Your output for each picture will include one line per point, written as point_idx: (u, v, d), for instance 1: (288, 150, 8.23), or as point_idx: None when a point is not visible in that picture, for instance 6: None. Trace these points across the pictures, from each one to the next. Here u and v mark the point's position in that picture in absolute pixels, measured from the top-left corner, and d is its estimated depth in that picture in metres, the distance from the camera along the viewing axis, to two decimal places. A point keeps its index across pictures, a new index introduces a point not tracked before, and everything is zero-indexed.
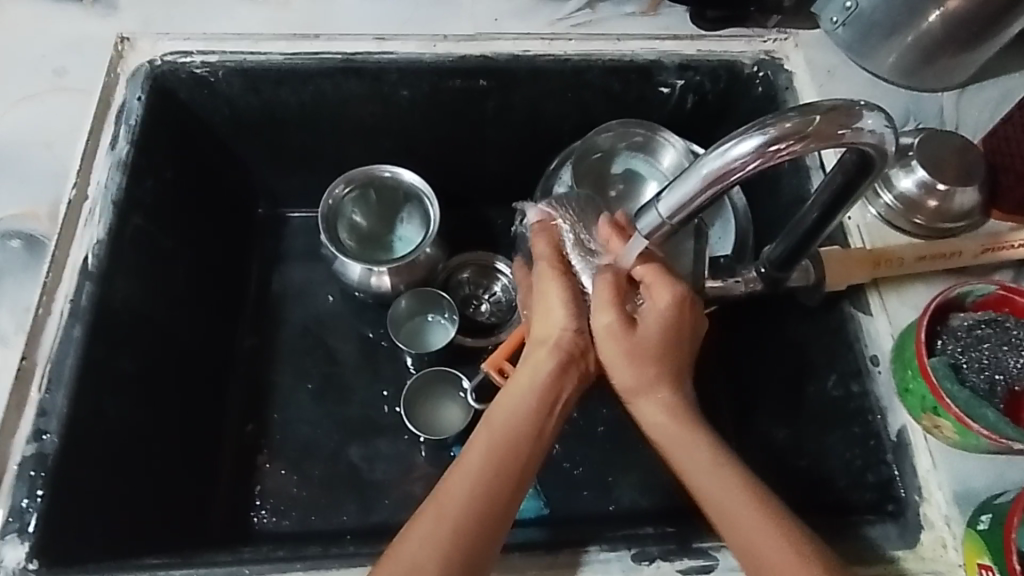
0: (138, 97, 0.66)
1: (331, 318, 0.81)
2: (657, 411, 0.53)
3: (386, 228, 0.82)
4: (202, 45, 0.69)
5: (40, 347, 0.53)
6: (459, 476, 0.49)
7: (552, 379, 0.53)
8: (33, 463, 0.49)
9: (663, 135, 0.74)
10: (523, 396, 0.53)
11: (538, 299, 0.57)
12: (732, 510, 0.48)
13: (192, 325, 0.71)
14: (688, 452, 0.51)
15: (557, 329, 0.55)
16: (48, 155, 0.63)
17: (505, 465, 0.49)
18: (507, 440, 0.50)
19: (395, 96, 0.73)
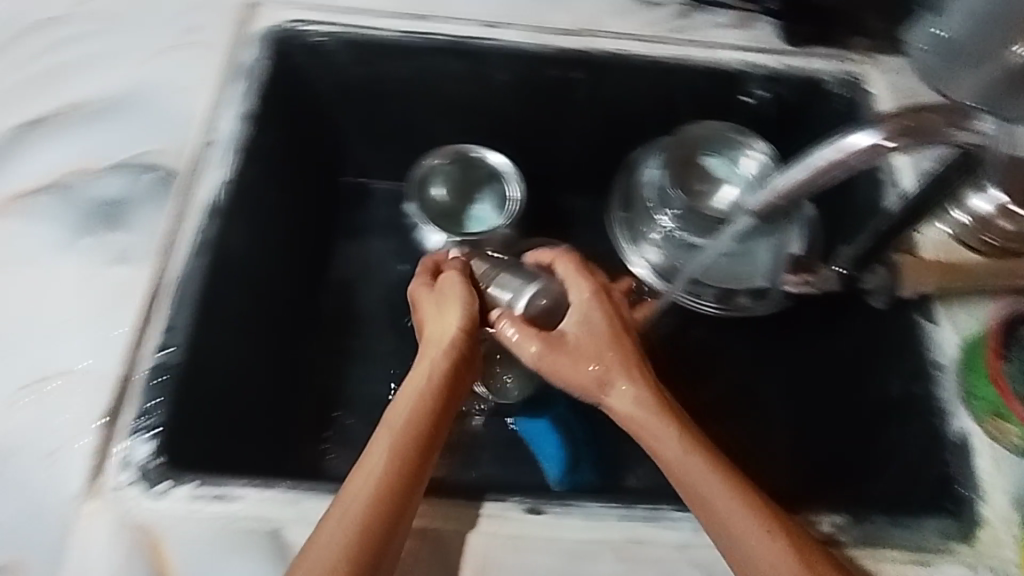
0: (259, 59, 0.69)
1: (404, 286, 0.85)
2: (626, 402, 0.55)
3: (463, 205, 0.84)
4: (322, 16, 0.73)
5: (170, 272, 0.57)
6: (350, 495, 0.49)
7: (427, 386, 0.56)
8: (159, 372, 0.53)
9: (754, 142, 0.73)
10: (410, 398, 0.55)
11: (427, 319, 0.61)
12: (701, 478, 0.51)
13: (285, 277, 0.74)
14: (661, 435, 0.53)
15: (436, 343, 0.59)
16: (178, 97, 0.65)
17: (399, 464, 0.51)
18: (393, 441, 0.52)
19: (493, 80, 0.77)
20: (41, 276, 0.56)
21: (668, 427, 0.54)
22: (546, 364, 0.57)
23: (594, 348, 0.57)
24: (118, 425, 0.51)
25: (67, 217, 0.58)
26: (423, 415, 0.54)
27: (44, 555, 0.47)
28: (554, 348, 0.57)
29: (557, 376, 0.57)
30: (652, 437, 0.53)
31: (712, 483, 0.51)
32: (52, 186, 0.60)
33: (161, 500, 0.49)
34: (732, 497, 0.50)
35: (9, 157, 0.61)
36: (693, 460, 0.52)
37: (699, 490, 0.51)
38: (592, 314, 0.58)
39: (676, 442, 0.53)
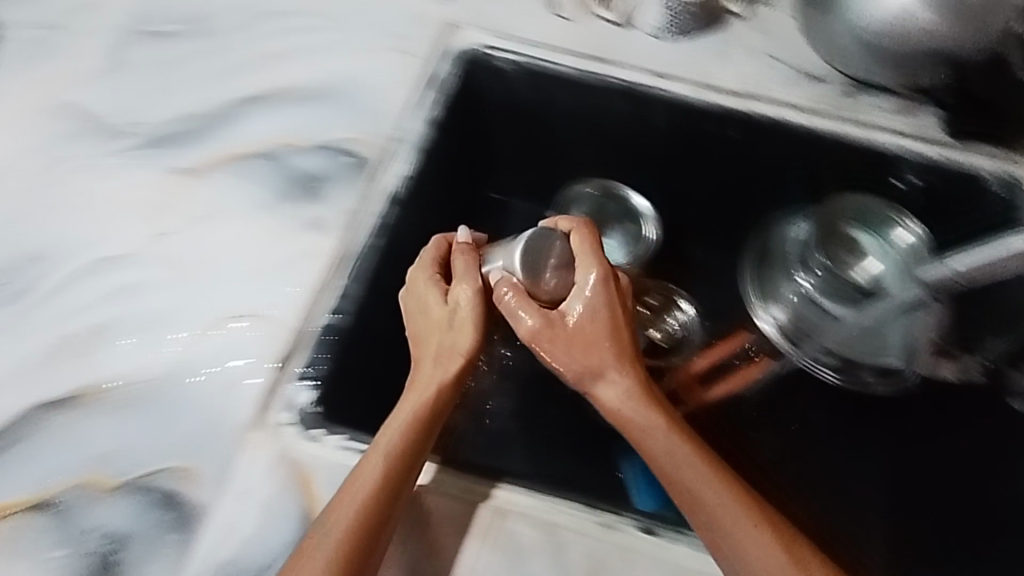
0: (453, 74, 0.77)
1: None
2: (615, 395, 0.54)
3: (592, 232, 0.81)
4: (512, 46, 0.79)
5: (352, 246, 0.63)
6: (347, 491, 0.50)
7: (421, 381, 0.55)
8: (329, 331, 0.59)
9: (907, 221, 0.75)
10: (414, 395, 0.54)
11: (420, 312, 0.59)
12: (691, 472, 0.52)
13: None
14: (648, 428, 0.53)
15: (433, 324, 0.58)
16: (379, 97, 0.73)
17: (391, 460, 0.51)
18: (392, 439, 0.52)
19: (653, 127, 0.80)
20: (241, 228, 0.63)
21: (654, 421, 0.54)
22: (542, 342, 0.56)
23: (591, 340, 0.55)
24: (290, 367, 0.57)
25: (270, 179, 0.65)
26: (423, 411, 0.54)
27: (213, 471, 0.52)
28: (551, 332, 0.56)
29: (552, 356, 0.56)
30: (640, 430, 0.53)
31: (703, 483, 0.51)
32: (259, 154, 0.67)
33: (314, 444, 0.54)
34: (719, 489, 0.51)
35: (228, 123, 0.68)
36: (682, 454, 0.52)
37: (688, 485, 0.52)
38: (597, 300, 0.55)
39: (664, 436, 0.53)
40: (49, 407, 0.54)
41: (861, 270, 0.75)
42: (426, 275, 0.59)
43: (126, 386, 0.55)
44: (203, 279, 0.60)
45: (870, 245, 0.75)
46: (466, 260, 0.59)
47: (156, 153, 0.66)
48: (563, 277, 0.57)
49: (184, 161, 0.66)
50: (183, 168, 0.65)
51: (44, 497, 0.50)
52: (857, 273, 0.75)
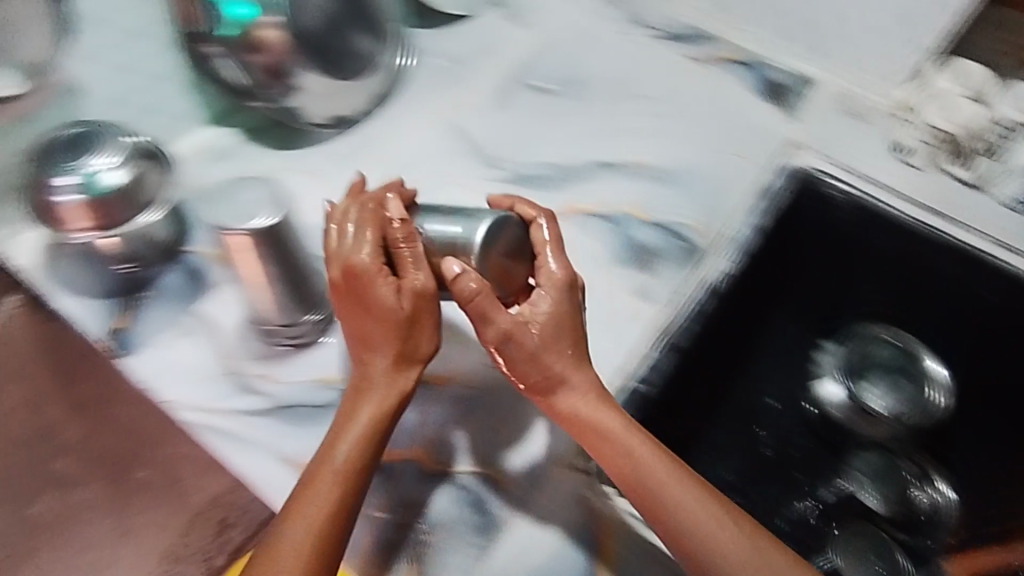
0: (784, 189, 0.80)
1: (780, 422, 0.84)
2: (576, 398, 0.57)
3: (864, 368, 0.83)
4: (851, 177, 0.81)
5: (671, 322, 0.70)
6: (316, 484, 0.52)
7: (372, 387, 0.56)
8: (634, 398, 0.66)
9: None
10: (369, 401, 0.55)
11: (369, 301, 0.55)
12: (654, 471, 0.54)
13: (716, 367, 0.78)
14: (607, 427, 0.55)
15: (387, 324, 0.55)
16: (718, 192, 0.77)
17: (351, 470, 0.53)
18: (356, 449, 0.54)
19: (979, 295, 0.77)
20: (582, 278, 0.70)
21: (605, 420, 0.56)
22: (506, 347, 0.56)
23: (555, 344, 0.57)
24: None
25: (610, 241, 0.72)
26: (376, 418, 0.55)
27: (520, 486, 0.58)
28: (520, 348, 0.56)
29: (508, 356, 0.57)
30: (599, 432, 0.55)
31: (685, 495, 0.53)
32: (607, 217, 0.74)
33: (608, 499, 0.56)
34: (687, 483, 0.54)
35: (585, 179, 0.76)
36: (644, 455, 0.54)
37: (654, 487, 0.53)
38: (547, 313, 0.57)
39: (621, 434, 0.55)
40: None
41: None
42: (371, 258, 0.54)
43: (467, 386, 0.63)
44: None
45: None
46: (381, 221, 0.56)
47: (519, 189, 0.75)
48: (507, 271, 0.58)
49: (542, 202, 0.75)
50: None
51: (377, 457, 0.59)
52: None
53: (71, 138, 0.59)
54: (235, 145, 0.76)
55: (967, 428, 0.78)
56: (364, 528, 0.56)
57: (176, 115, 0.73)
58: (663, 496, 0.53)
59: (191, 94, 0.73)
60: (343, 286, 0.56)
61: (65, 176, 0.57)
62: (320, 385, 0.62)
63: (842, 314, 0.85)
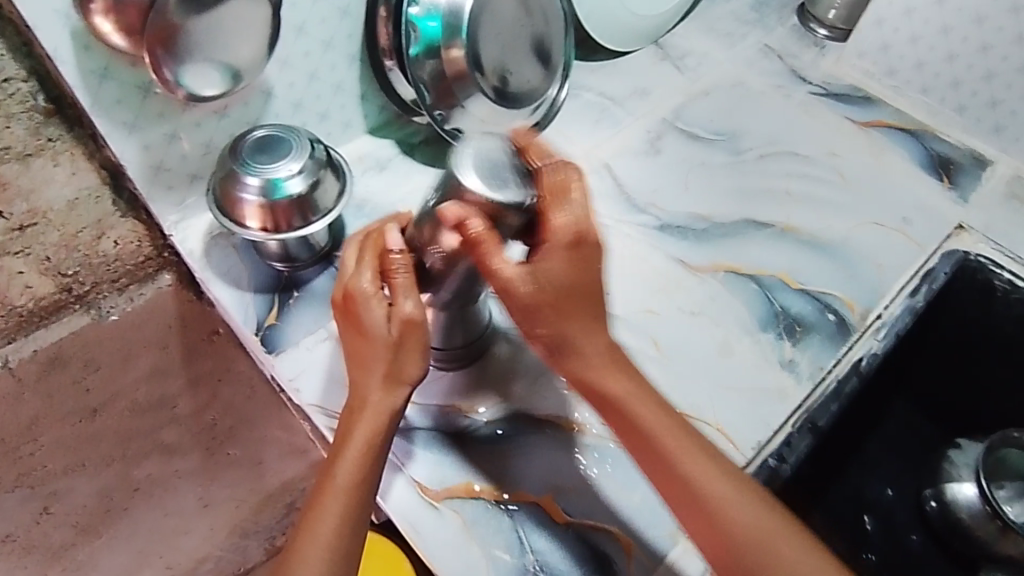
0: (944, 272, 0.76)
1: (899, 515, 0.80)
2: (593, 359, 0.53)
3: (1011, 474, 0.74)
4: (1018, 268, 0.75)
5: (810, 398, 0.67)
6: (323, 499, 0.51)
7: (367, 407, 0.53)
8: (769, 474, 0.63)
9: None
10: (362, 423, 0.52)
11: (355, 306, 0.53)
12: (710, 479, 0.52)
13: (842, 450, 0.76)
14: (643, 414, 0.53)
15: (377, 346, 0.53)
16: (877, 271, 0.74)
17: (351, 485, 0.51)
18: (356, 466, 0.51)
19: None
20: (724, 340, 0.69)
21: (628, 396, 0.53)
22: (522, 312, 0.52)
23: (573, 306, 0.52)
24: None
25: (758, 306, 0.71)
26: (378, 436, 0.52)
27: (648, 557, 0.56)
28: (523, 301, 0.51)
29: (525, 323, 0.53)
30: (632, 413, 0.53)
31: (714, 479, 0.52)
32: (756, 279, 0.73)
33: None
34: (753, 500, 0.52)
35: (737, 237, 0.76)
36: (683, 447, 0.52)
37: (712, 497, 0.51)
38: (554, 263, 0.50)
39: (657, 422, 0.53)
40: (536, 423, 0.61)
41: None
42: (371, 286, 0.53)
43: (596, 434, 0.61)
44: (685, 375, 0.66)
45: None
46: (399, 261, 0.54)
47: (666, 238, 0.76)
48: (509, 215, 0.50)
49: (688, 256, 0.75)
50: (686, 263, 0.74)
51: (502, 494, 0.58)
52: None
53: (260, 140, 0.62)
54: (392, 157, 0.78)
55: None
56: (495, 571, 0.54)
57: (343, 122, 0.75)
58: (725, 507, 0.51)
59: (359, 103, 0.75)
60: (342, 304, 0.55)
61: (253, 176, 0.60)
62: (455, 414, 0.61)
63: (978, 413, 0.81)
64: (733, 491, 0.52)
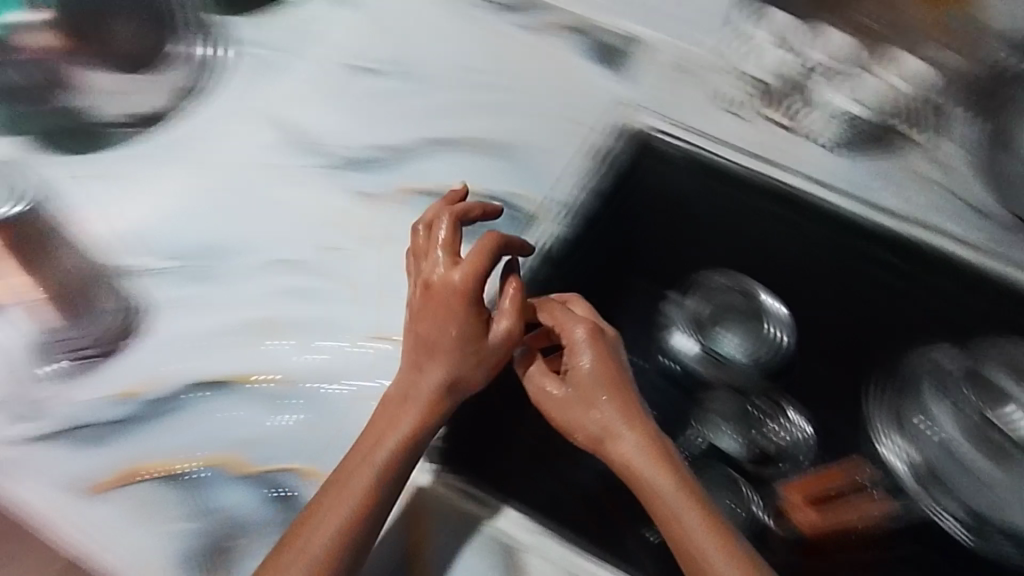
0: (621, 150, 0.82)
1: (641, 386, 0.78)
2: (629, 448, 0.60)
3: (710, 319, 0.78)
4: (681, 133, 0.83)
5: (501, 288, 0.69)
6: (342, 487, 0.56)
7: (413, 401, 0.60)
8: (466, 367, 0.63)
9: None
10: (393, 436, 0.58)
11: (466, 300, 0.61)
12: (671, 507, 0.57)
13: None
14: (641, 460, 0.59)
15: (479, 339, 0.62)
16: (549, 161, 0.79)
17: (363, 495, 0.55)
18: (370, 479, 0.56)
19: (805, 230, 0.80)
20: (415, 255, 0.70)
21: (629, 450, 0.60)
22: (585, 390, 0.62)
23: (592, 399, 0.62)
24: None
25: None
26: (406, 436, 0.58)
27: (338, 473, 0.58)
28: (576, 372, 0.63)
29: (576, 413, 0.62)
30: (615, 444, 0.60)
31: (670, 499, 0.57)
32: (435, 192, 0.74)
33: None
34: (713, 536, 0.55)
35: (414, 159, 0.76)
36: (665, 486, 0.58)
37: (672, 517, 0.57)
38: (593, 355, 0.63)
39: (656, 470, 0.58)
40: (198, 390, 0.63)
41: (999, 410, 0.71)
42: (479, 270, 0.62)
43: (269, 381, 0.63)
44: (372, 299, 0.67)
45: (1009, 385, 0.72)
46: (508, 284, 0.64)
47: (350, 174, 0.75)
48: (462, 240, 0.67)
49: (366, 185, 0.74)
50: (363, 193, 0.74)
51: (178, 468, 0.60)
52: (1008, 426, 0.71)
53: None
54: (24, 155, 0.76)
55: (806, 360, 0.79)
56: (168, 543, 0.57)
57: None
58: (682, 529, 0.56)
59: None
60: (433, 294, 0.62)
61: None
62: (115, 401, 0.63)
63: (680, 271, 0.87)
64: (694, 518, 0.56)
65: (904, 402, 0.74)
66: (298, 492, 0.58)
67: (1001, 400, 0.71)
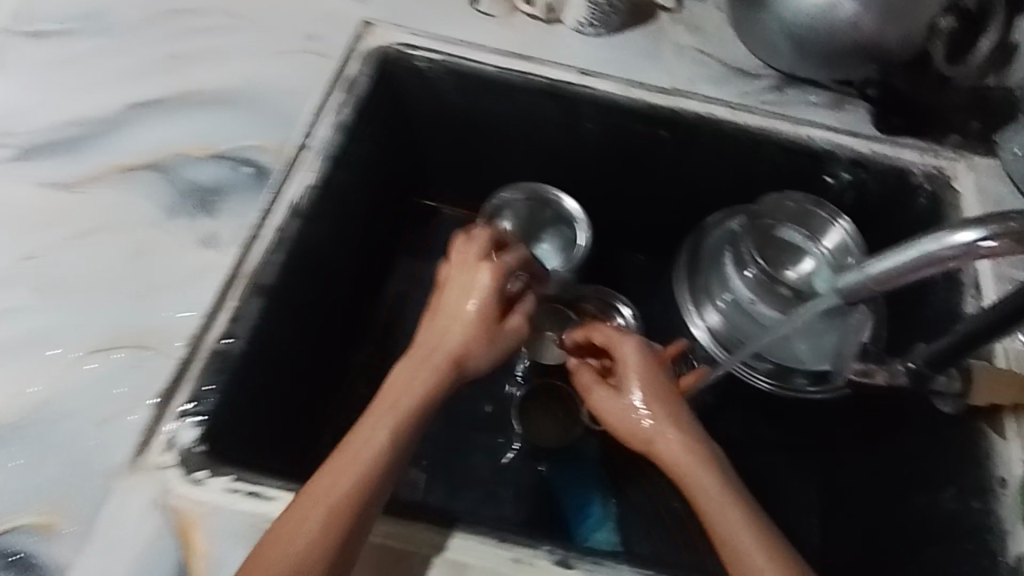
0: (367, 74, 0.71)
1: None
2: (671, 441, 0.57)
3: (522, 242, 0.83)
4: (430, 43, 0.74)
5: (246, 262, 0.58)
6: (341, 476, 0.47)
7: (424, 370, 0.55)
8: (218, 361, 0.55)
9: (831, 216, 0.74)
10: (383, 422, 0.51)
11: (477, 289, 0.58)
12: (702, 494, 0.54)
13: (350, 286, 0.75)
14: (676, 446, 0.56)
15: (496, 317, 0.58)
16: (286, 100, 0.67)
17: (360, 483, 0.47)
18: (372, 459, 0.49)
19: (582, 126, 0.77)
20: (135, 243, 0.58)
21: (670, 445, 0.57)
22: (655, 401, 0.59)
23: (678, 410, 0.59)
24: (169, 405, 0.53)
25: (163, 194, 0.60)
26: (398, 424, 0.51)
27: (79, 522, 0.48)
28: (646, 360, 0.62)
29: (675, 421, 0.58)
30: (665, 445, 0.57)
31: (736, 506, 0.52)
32: (148, 166, 0.61)
33: (198, 487, 0.50)
34: (753, 524, 0.51)
35: (119, 133, 0.63)
36: (712, 482, 0.54)
37: (742, 520, 0.51)
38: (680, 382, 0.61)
39: (704, 466, 0.55)
40: None
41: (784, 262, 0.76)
42: (509, 265, 0.60)
43: None
44: (86, 308, 0.55)
45: (792, 236, 0.76)
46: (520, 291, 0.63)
47: (28, 166, 0.61)
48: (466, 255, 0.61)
49: (62, 173, 0.61)
50: (62, 183, 0.60)
51: None
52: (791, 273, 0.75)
53: None
54: None
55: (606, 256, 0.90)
56: None
57: None
58: (719, 516, 0.52)
59: None
60: (498, 297, 0.59)
61: None
62: None
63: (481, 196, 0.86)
64: (732, 505, 0.52)
65: (696, 272, 0.77)
66: (32, 552, 0.47)
67: (781, 254, 0.75)
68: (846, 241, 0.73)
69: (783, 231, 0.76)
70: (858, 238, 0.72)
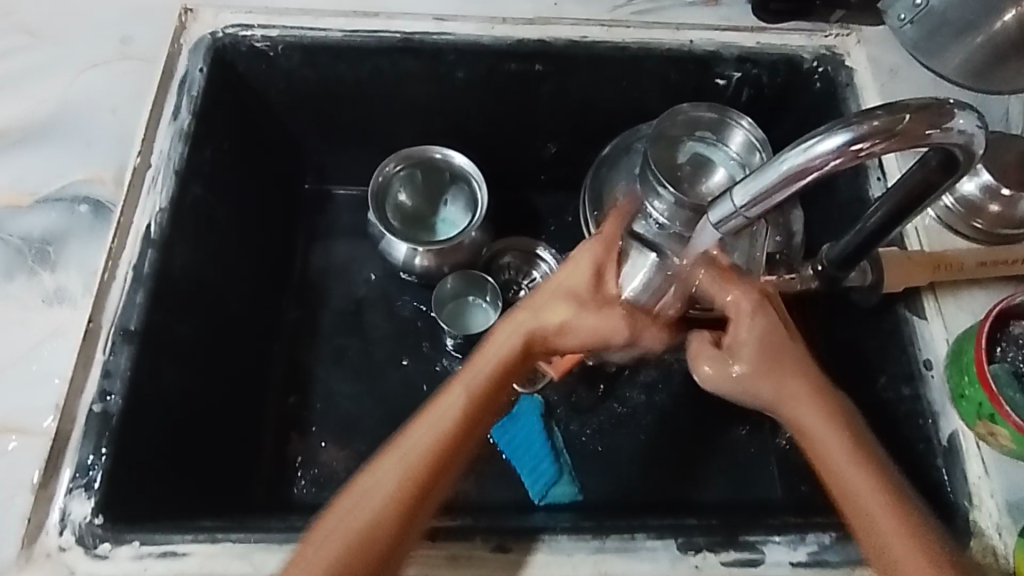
0: (201, 69, 0.65)
1: (389, 294, 0.80)
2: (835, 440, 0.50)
3: (430, 209, 0.80)
4: (263, 19, 0.67)
5: (105, 310, 0.54)
6: (404, 460, 0.48)
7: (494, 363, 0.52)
8: (100, 422, 0.51)
9: (733, 117, 0.70)
10: (430, 421, 0.50)
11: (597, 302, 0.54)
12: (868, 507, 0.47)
13: (242, 297, 0.70)
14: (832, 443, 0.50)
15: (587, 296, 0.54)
16: (113, 120, 0.62)
17: (375, 510, 0.46)
18: (400, 468, 0.48)
19: (451, 77, 0.71)
20: None
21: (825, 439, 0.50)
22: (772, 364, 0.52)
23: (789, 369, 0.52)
24: (54, 483, 0.49)
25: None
26: (452, 429, 0.49)
27: None
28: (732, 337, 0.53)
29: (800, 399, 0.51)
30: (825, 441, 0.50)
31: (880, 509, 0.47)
32: None
33: (103, 562, 0.47)
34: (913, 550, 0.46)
35: None
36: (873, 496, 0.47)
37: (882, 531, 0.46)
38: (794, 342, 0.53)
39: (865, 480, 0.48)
40: None
41: (708, 181, 0.72)
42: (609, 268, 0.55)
43: None
44: None
45: (717, 156, 0.72)
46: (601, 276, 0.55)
47: None
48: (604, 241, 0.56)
49: None
50: None
51: None
52: (708, 188, 0.71)
53: None
54: None
55: (518, 203, 0.86)
56: None
57: None
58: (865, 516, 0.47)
59: None
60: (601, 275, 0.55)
61: None
62: None
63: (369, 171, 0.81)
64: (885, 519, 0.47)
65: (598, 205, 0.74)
66: None
67: (703, 172, 0.72)
68: (751, 139, 0.69)
69: (706, 151, 0.72)
70: (764, 136, 0.69)
